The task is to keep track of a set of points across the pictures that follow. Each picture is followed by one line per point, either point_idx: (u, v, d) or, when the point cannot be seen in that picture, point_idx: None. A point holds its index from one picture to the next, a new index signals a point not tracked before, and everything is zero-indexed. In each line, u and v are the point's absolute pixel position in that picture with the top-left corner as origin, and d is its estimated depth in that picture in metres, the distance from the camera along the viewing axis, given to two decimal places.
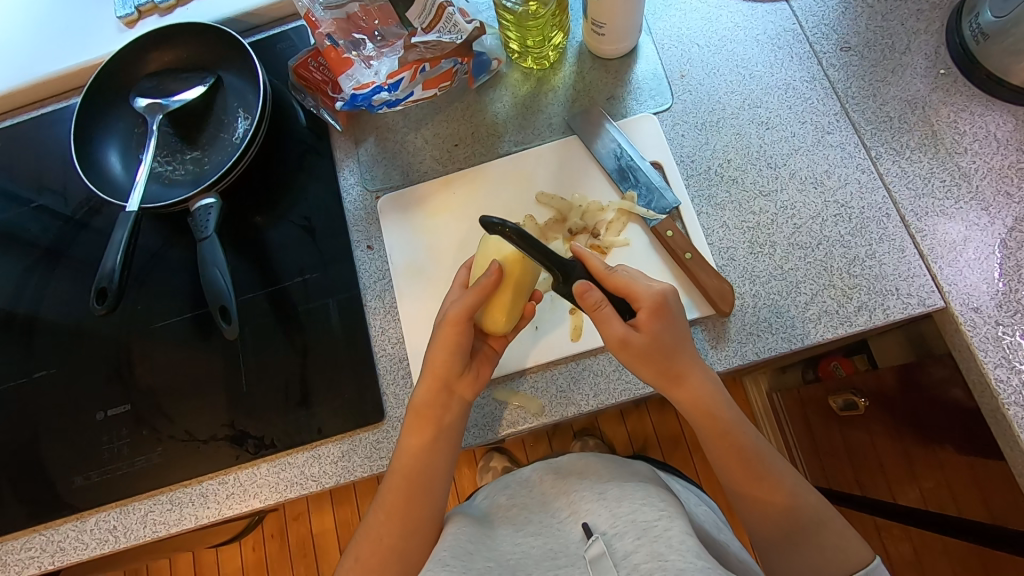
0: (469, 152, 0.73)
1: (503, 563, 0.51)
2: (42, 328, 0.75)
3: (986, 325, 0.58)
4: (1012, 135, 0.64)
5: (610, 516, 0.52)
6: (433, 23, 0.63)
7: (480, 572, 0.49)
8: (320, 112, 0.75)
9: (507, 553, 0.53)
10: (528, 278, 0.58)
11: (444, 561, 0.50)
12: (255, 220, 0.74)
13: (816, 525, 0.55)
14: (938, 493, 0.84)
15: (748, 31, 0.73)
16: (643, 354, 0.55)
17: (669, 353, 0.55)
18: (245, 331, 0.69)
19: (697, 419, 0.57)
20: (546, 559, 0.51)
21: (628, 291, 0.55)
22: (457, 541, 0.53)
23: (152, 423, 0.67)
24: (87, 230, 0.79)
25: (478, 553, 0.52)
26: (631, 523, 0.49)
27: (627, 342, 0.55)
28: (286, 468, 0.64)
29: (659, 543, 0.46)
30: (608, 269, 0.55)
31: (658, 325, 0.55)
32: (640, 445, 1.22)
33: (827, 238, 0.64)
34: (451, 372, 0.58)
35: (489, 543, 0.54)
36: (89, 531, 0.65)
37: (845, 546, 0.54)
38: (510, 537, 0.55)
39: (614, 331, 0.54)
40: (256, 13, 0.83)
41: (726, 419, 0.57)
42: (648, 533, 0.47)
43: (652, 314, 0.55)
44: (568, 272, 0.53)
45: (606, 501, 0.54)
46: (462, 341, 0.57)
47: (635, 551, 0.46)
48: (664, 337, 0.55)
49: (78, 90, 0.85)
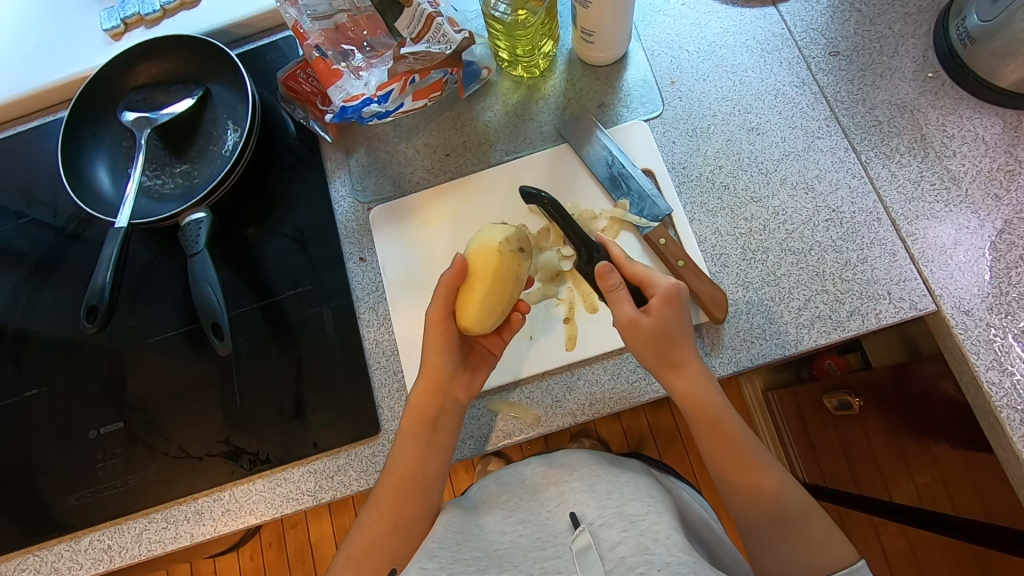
0: (461, 162, 0.73)
1: (491, 553, 0.51)
2: (32, 346, 0.74)
3: (977, 328, 0.59)
4: (1000, 137, 0.64)
5: (598, 506, 0.52)
6: (422, 34, 0.62)
7: (468, 563, 0.49)
8: (310, 124, 0.75)
9: (496, 544, 0.52)
10: (502, 262, 0.57)
11: (432, 552, 0.50)
12: (247, 233, 0.73)
13: (803, 523, 0.54)
14: (933, 488, 0.87)
15: (737, 37, 0.73)
16: (649, 337, 0.56)
17: (671, 341, 0.56)
18: (238, 344, 0.68)
19: (690, 411, 0.57)
20: (534, 550, 0.50)
21: (645, 280, 0.58)
22: (446, 532, 0.53)
23: (147, 440, 0.67)
24: (78, 244, 0.78)
25: (466, 545, 0.52)
26: (619, 515, 0.50)
27: (637, 324, 0.56)
28: (281, 483, 0.64)
29: (645, 536, 0.46)
30: (628, 258, 0.60)
31: (668, 312, 0.57)
32: (635, 442, 1.22)
33: (819, 243, 0.64)
34: (445, 373, 0.59)
35: (478, 534, 0.54)
36: (84, 551, 0.64)
37: (833, 544, 0.53)
38: (499, 526, 0.55)
39: (625, 312, 0.56)
40: (244, 24, 0.82)
41: (716, 407, 0.57)
42: (635, 526, 0.47)
43: (664, 301, 0.57)
44: (592, 253, 0.61)
45: (595, 492, 0.55)
46: (446, 339, 0.59)
47: (621, 542, 0.46)
48: (672, 324, 0.57)
49: (65, 103, 0.84)
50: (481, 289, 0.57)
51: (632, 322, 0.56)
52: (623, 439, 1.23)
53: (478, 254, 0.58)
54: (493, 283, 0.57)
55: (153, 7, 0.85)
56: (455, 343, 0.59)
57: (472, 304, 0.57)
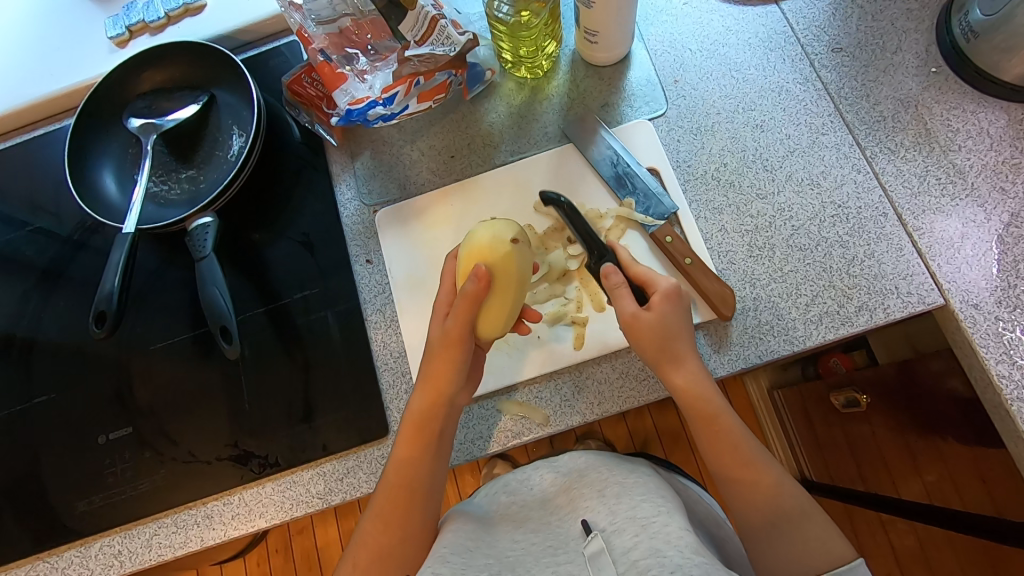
0: (465, 163, 0.73)
1: (502, 560, 0.51)
2: (40, 353, 0.74)
3: (987, 321, 0.58)
4: (1005, 131, 0.64)
5: (609, 513, 0.52)
6: (426, 36, 0.62)
7: (480, 569, 0.49)
8: (316, 127, 0.75)
9: (507, 550, 0.52)
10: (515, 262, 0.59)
11: (444, 558, 0.49)
12: (253, 238, 0.73)
13: (804, 517, 0.53)
14: (941, 486, 0.89)
15: (740, 35, 0.74)
16: (648, 333, 0.56)
17: (669, 336, 0.56)
18: (246, 349, 0.68)
19: (685, 405, 0.57)
20: (546, 555, 0.50)
21: (646, 279, 0.58)
22: (456, 539, 0.53)
23: (155, 445, 0.67)
24: (83, 252, 0.78)
25: (478, 551, 0.51)
26: (631, 520, 0.49)
27: (637, 320, 0.56)
28: (292, 486, 0.64)
29: (656, 539, 0.46)
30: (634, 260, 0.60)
31: (667, 309, 0.56)
32: (640, 443, 1.22)
33: (825, 238, 0.64)
34: (451, 387, 0.57)
35: (489, 540, 0.54)
36: (94, 557, 0.64)
37: (828, 538, 0.52)
38: (511, 534, 0.55)
39: (627, 308, 0.56)
40: (248, 30, 0.83)
41: (715, 403, 0.56)
42: (647, 529, 0.47)
43: (664, 297, 0.57)
44: (603, 253, 0.61)
45: (606, 498, 0.54)
46: (463, 357, 0.57)
47: (634, 547, 0.46)
48: (671, 320, 0.56)
49: (71, 112, 0.85)
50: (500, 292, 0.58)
51: (636, 317, 0.56)
52: (628, 440, 1.23)
53: (499, 266, 0.58)
54: (512, 293, 0.58)
55: (156, 14, 0.85)
56: (470, 357, 0.58)
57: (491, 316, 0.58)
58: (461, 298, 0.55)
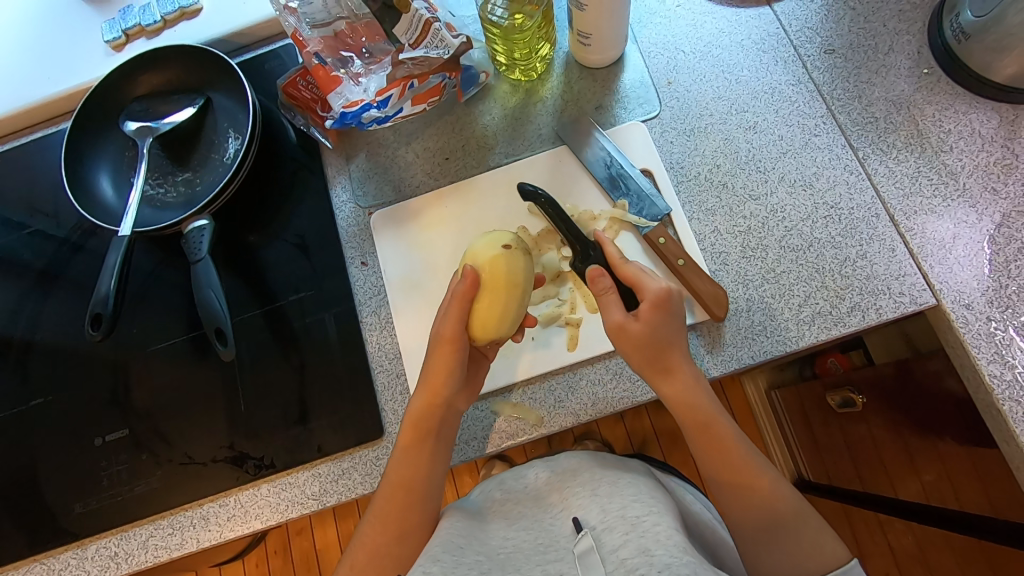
0: (460, 165, 0.74)
1: (493, 558, 0.51)
2: (37, 355, 0.74)
3: (978, 321, 0.59)
4: (997, 132, 0.64)
5: (600, 511, 0.52)
6: (420, 39, 0.63)
7: (471, 567, 0.49)
8: (311, 130, 0.76)
9: (499, 549, 0.52)
10: (515, 266, 0.60)
11: (435, 556, 0.49)
12: (249, 240, 0.74)
13: (795, 516, 0.54)
14: (939, 486, 0.85)
15: (733, 37, 0.74)
16: (638, 342, 0.56)
17: (661, 345, 0.56)
18: (242, 351, 0.69)
19: (679, 414, 0.58)
20: (536, 553, 0.51)
21: (635, 283, 0.58)
22: (448, 536, 0.53)
23: (151, 446, 0.67)
24: (81, 254, 0.79)
25: (469, 548, 0.51)
26: (621, 518, 0.49)
27: (625, 328, 0.56)
28: (287, 487, 0.64)
29: (646, 538, 0.46)
30: (623, 259, 0.60)
31: (657, 317, 0.56)
32: (638, 444, 1.22)
33: (818, 239, 0.65)
34: (448, 390, 0.57)
35: (481, 538, 0.54)
36: (90, 558, 0.65)
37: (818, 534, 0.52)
38: (504, 532, 0.55)
39: (614, 316, 0.56)
40: (244, 34, 0.83)
41: (708, 412, 0.57)
42: (637, 528, 0.47)
43: (654, 306, 0.56)
44: (587, 251, 0.63)
45: (598, 497, 0.55)
46: (457, 357, 0.57)
47: (623, 545, 0.46)
48: (662, 331, 0.56)
49: (68, 115, 0.86)
50: (494, 293, 0.58)
51: (623, 326, 0.56)
52: (626, 440, 1.23)
53: (490, 269, 0.59)
54: (508, 294, 0.58)
55: (153, 18, 0.85)
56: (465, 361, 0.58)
57: (484, 318, 0.58)
58: (451, 297, 0.57)
